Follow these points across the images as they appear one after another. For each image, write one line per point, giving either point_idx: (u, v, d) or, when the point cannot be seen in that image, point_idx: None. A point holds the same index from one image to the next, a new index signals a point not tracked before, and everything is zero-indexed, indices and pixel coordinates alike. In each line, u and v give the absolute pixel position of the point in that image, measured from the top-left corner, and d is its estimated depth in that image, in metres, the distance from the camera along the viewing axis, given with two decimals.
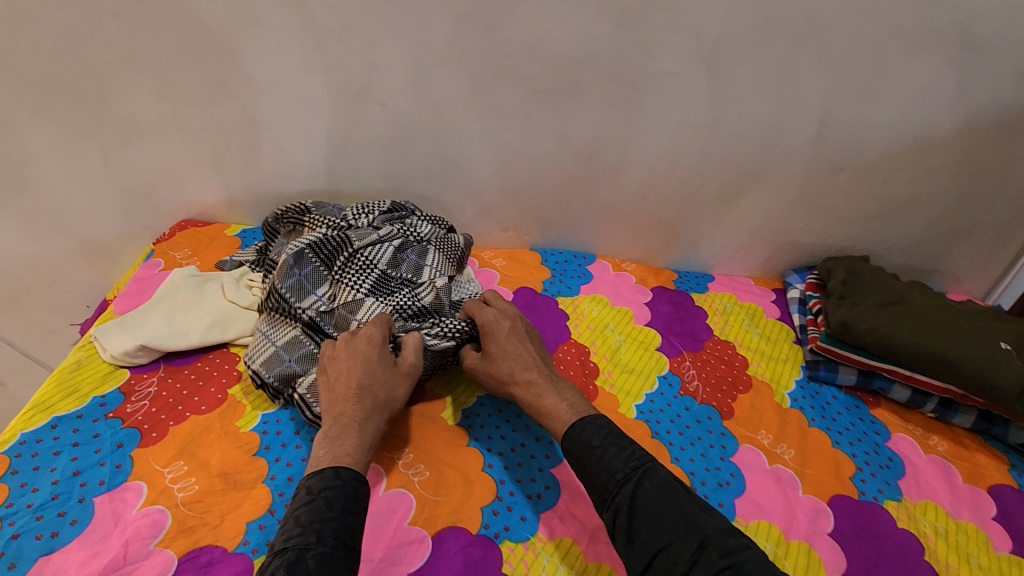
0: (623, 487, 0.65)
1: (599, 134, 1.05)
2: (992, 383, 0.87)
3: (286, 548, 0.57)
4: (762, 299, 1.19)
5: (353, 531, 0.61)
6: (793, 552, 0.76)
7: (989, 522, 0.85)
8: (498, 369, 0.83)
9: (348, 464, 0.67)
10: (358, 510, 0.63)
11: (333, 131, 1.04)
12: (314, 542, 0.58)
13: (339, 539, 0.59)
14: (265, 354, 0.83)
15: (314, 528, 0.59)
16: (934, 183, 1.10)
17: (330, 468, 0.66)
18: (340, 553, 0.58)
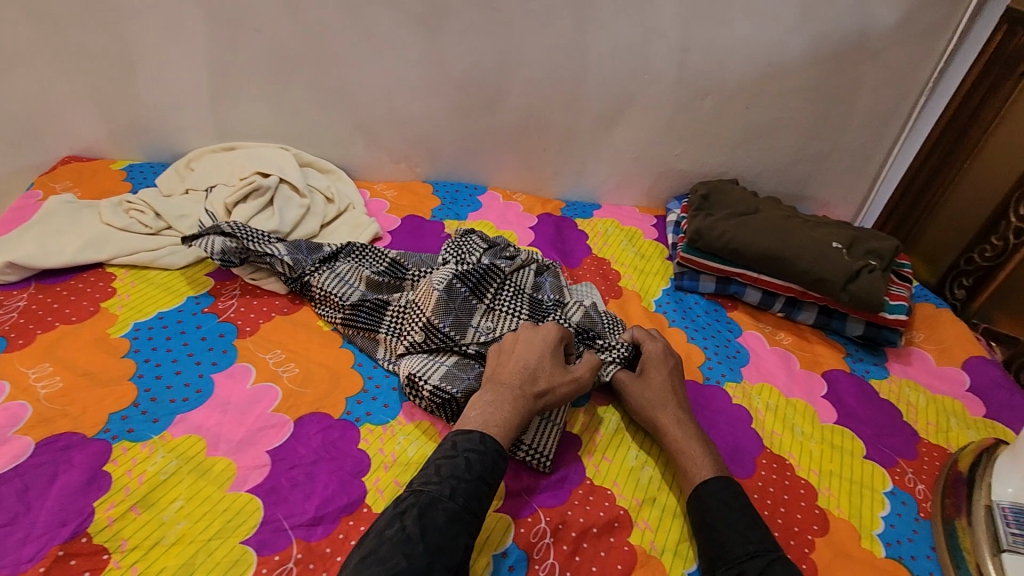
0: (754, 559, 0.61)
1: (475, 61, 1.11)
2: (820, 276, 0.99)
3: (422, 491, 0.59)
4: (643, 223, 1.27)
5: (482, 497, 0.61)
6: (634, 425, 0.83)
7: (819, 399, 0.93)
8: (642, 395, 0.80)
9: (496, 435, 0.66)
10: (493, 481, 0.63)
11: (212, 60, 1.11)
12: (447, 496, 0.58)
13: (469, 503, 0.59)
14: (439, 372, 0.78)
15: (451, 482, 0.60)
16: (792, 108, 1.17)
17: (478, 432, 0.65)
18: (465, 517, 0.58)
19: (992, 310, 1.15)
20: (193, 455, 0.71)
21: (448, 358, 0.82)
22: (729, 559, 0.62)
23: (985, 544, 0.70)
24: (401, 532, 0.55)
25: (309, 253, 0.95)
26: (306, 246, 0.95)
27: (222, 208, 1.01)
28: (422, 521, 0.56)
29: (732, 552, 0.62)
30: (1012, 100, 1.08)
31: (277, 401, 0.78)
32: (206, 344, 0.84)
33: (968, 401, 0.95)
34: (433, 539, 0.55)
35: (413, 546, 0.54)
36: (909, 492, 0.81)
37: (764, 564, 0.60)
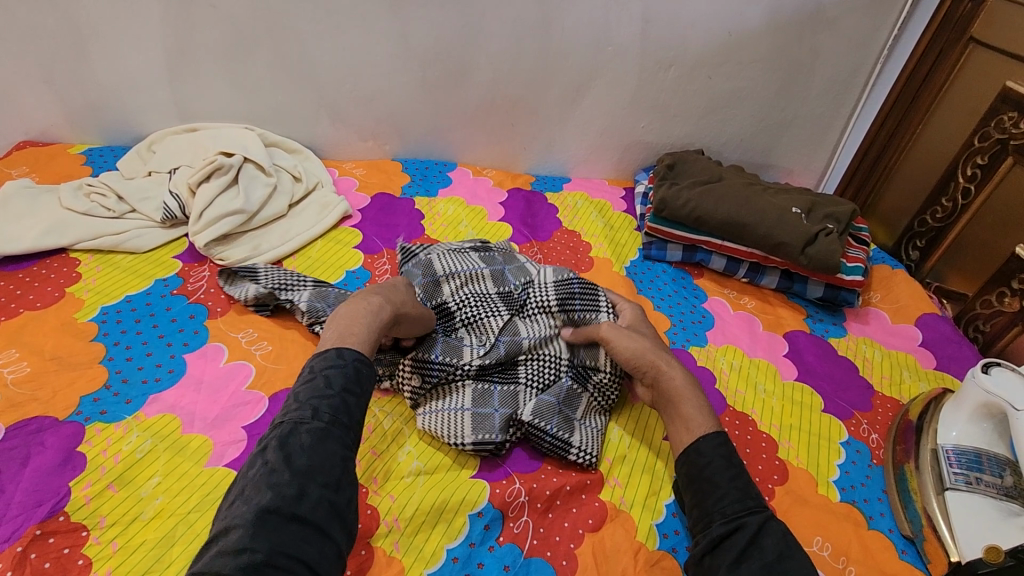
0: (753, 513, 0.61)
1: (439, 35, 1.10)
2: (780, 241, 1.03)
3: (283, 422, 0.57)
4: (612, 195, 1.29)
5: (351, 410, 0.59)
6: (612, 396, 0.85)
7: (781, 358, 0.97)
8: (624, 347, 0.77)
9: (353, 345, 0.64)
10: (359, 392, 0.61)
11: (167, 38, 1.08)
12: (309, 417, 0.57)
13: (336, 416, 0.58)
14: (467, 423, 0.74)
15: (311, 404, 0.58)
16: (753, 77, 1.20)
17: (333, 348, 0.63)
18: (335, 430, 0.57)
19: (943, 269, 1.14)
20: (168, 433, 0.71)
21: (465, 391, 0.77)
22: (728, 514, 0.61)
23: (930, 484, 0.75)
24: (264, 468, 0.53)
25: (335, 300, 0.86)
26: (333, 296, 0.87)
27: (187, 189, 1.00)
28: (285, 450, 0.54)
29: (730, 508, 0.61)
30: (960, 65, 1.10)
31: (252, 378, 0.79)
32: (176, 325, 0.84)
33: (919, 355, 1.00)
34: (300, 463, 0.54)
35: (278, 476, 0.52)
36: (863, 441, 0.85)
37: (760, 521, 0.60)
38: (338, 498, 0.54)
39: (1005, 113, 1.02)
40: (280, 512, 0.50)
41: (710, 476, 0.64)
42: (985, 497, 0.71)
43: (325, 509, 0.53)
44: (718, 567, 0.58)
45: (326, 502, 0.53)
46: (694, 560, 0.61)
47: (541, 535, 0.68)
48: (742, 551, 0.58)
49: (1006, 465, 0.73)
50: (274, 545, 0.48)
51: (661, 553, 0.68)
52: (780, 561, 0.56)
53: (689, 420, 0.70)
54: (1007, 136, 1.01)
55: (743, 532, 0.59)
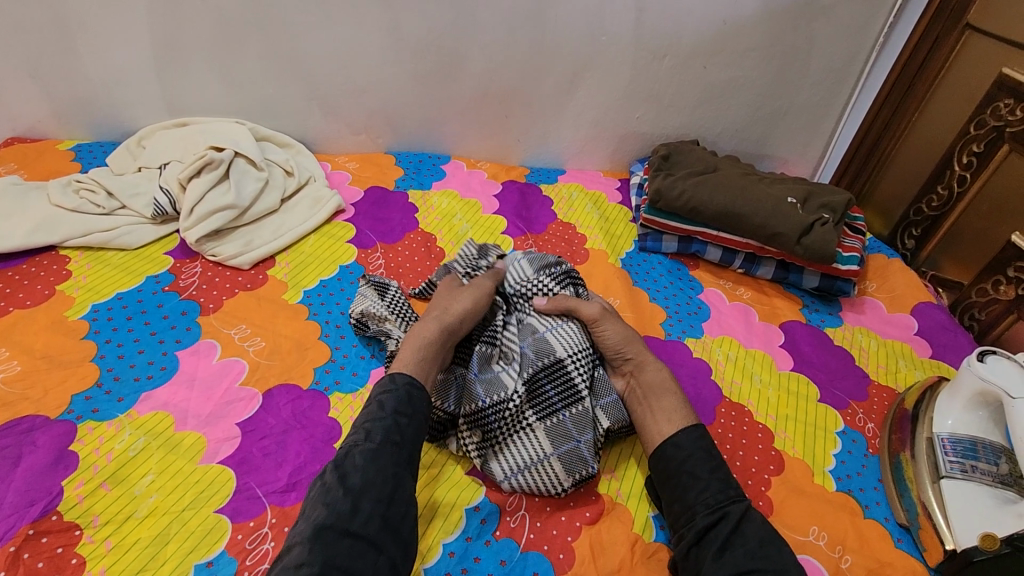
0: (735, 502, 0.63)
1: (431, 26, 1.09)
2: (776, 230, 1.03)
3: (341, 446, 0.61)
4: (607, 187, 1.28)
5: (403, 429, 0.62)
6: None
7: (777, 348, 0.97)
8: (607, 339, 0.81)
9: (404, 371, 0.69)
10: (412, 412, 0.64)
11: (155, 32, 1.07)
12: (363, 439, 0.60)
13: (388, 435, 0.61)
14: (550, 469, 0.70)
15: (364, 426, 0.62)
16: (748, 66, 1.19)
17: (387, 374, 0.68)
18: (387, 449, 0.60)
19: (939, 258, 1.13)
20: (162, 431, 0.71)
21: (529, 439, 0.72)
22: (710, 505, 0.62)
23: (926, 473, 0.75)
24: (321, 487, 0.57)
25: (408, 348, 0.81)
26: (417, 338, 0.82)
27: (177, 185, 0.99)
28: (340, 469, 0.58)
29: (712, 499, 0.63)
30: (956, 51, 1.09)
31: (245, 374, 0.78)
32: (168, 322, 0.84)
33: (915, 344, 1.00)
34: (353, 480, 0.57)
35: (332, 493, 0.56)
36: (859, 430, 0.85)
37: (742, 510, 0.62)
38: (392, 513, 0.56)
39: (1001, 100, 1.01)
40: (334, 528, 0.53)
41: (687, 468, 0.66)
42: (981, 485, 0.71)
43: (379, 524, 0.55)
44: (705, 559, 0.59)
45: (378, 517, 0.55)
46: (680, 554, 0.61)
47: (537, 529, 0.68)
48: (726, 540, 0.59)
49: (1001, 453, 0.73)
50: (327, 560, 0.51)
51: (657, 545, 0.67)
52: (762, 547, 0.59)
53: (671, 412, 0.72)
54: (1004, 123, 1.00)
55: (726, 522, 0.61)
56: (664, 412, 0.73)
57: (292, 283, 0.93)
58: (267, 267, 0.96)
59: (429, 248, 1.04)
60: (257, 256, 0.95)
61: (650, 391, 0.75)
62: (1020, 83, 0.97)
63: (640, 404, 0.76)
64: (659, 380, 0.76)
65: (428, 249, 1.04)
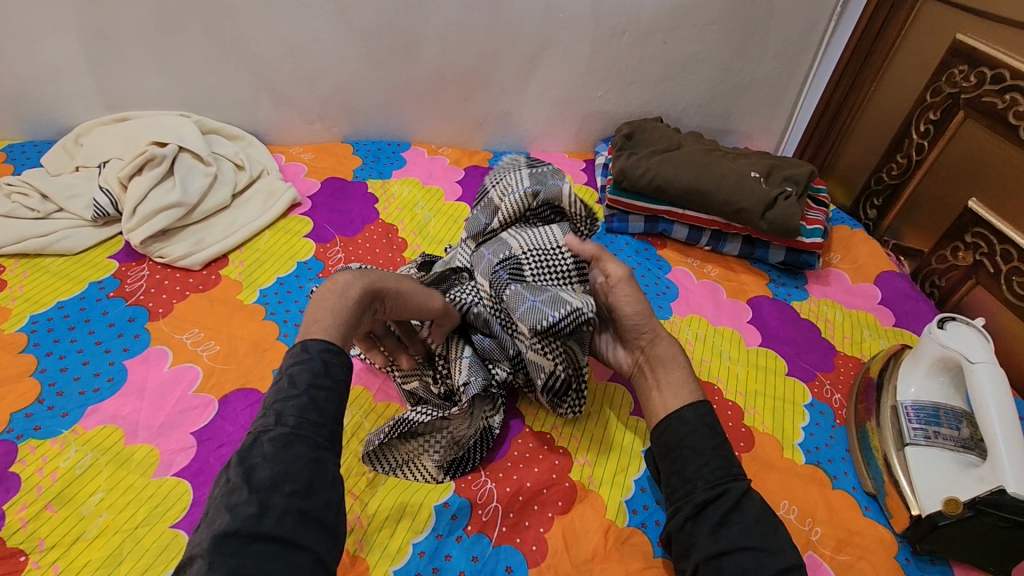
0: (736, 480, 0.61)
1: (381, 7, 1.05)
2: (740, 206, 1.02)
3: (248, 431, 0.50)
4: (571, 168, 1.26)
5: (320, 407, 0.51)
6: (595, 393, 0.81)
7: (744, 325, 0.97)
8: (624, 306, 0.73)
9: (321, 336, 0.55)
10: (330, 383, 0.53)
11: (85, 21, 1.00)
12: (272, 423, 0.50)
13: (305, 416, 0.50)
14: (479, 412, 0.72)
15: (274, 409, 0.51)
16: (708, 40, 1.18)
17: (298, 342, 0.55)
18: (303, 433, 0.50)
19: (900, 227, 1.14)
20: (111, 445, 0.67)
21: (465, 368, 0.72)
22: (711, 481, 0.60)
23: (891, 440, 0.76)
24: (226, 486, 0.47)
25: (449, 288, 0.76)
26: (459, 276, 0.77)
27: (118, 184, 0.94)
28: (246, 464, 0.48)
29: (712, 475, 0.61)
30: (911, 20, 1.10)
31: (199, 381, 0.75)
32: (114, 330, 0.79)
33: (878, 313, 1.01)
34: (262, 475, 0.47)
35: (238, 494, 0.46)
36: (826, 402, 0.86)
37: (744, 489, 0.60)
38: (310, 507, 0.47)
39: (955, 67, 1.01)
40: (238, 534, 0.44)
41: (688, 443, 0.64)
42: (944, 450, 0.72)
43: (296, 519, 0.46)
44: (700, 534, 0.58)
45: (294, 512, 0.46)
46: (676, 525, 0.60)
47: (510, 522, 0.66)
48: (722, 520, 0.58)
49: (962, 418, 0.75)
50: (232, 571, 0.42)
51: (631, 529, 0.67)
52: (758, 525, 0.58)
53: (678, 387, 0.69)
54: (958, 90, 1.01)
55: (726, 498, 0.59)
56: (670, 386, 0.70)
57: (247, 283, 0.90)
58: (220, 266, 0.92)
59: (391, 240, 1.00)
60: (208, 256, 0.91)
61: (659, 363, 0.72)
62: (973, 49, 0.98)
63: (648, 378, 0.73)
64: (671, 354, 0.72)
65: (390, 241, 1.00)
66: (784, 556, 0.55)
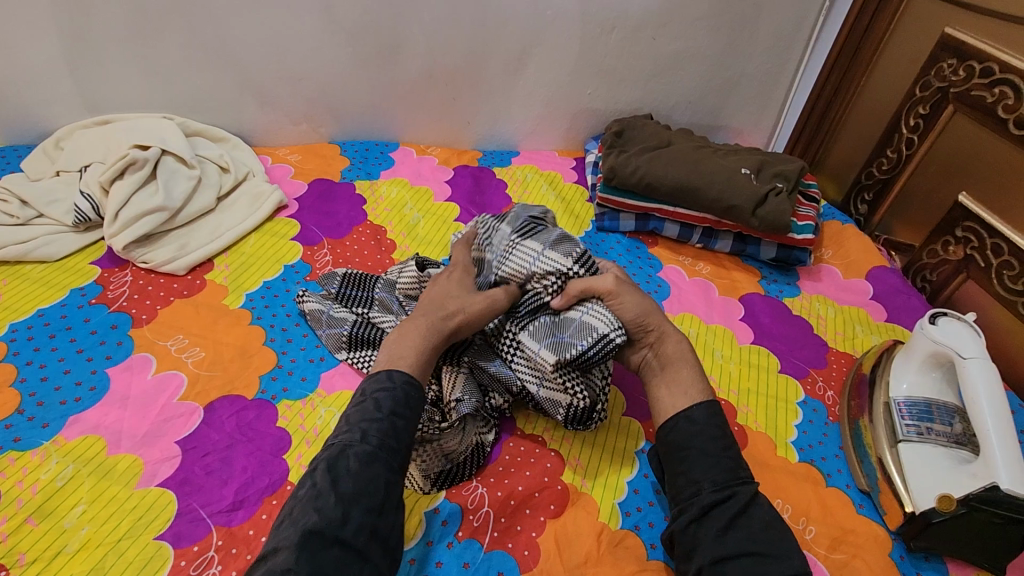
0: (744, 483, 0.60)
1: (366, 5, 1.03)
2: (731, 204, 1.02)
3: (333, 443, 0.55)
4: (562, 167, 1.25)
5: (399, 433, 0.56)
6: None
7: (737, 322, 0.96)
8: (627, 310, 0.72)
9: (403, 368, 0.62)
10: (409, 413, 0.58)
11: (63, 23, 0.98)
12: (358, 440, 0.54)
13: (385, 439, 0.55)
14: (472, 426, 0.72)
15: (360, 426, 0.55)
16: (697, 36, 1.17)
17: (384, 370, 0.61)
18: (383, 455, 0.54)
19: (891, 222, 1.14)
20: (93, 456, 0.66)
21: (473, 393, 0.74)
22: (718, 482, 0.59)
23: (885, 437, 0.75)
24: (311, 489, 0.51)
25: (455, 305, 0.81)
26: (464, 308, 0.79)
27: (99, 189, 0.92)
28: (332, 472, 0.52)
29: (719, 477, 0.60)
30: (899, 14, 1.09)
31: (184, 388, 0.74)
32: (97, 338, 0.78)
33: (871, 308, 1.01)
34: (346, 486, 0.51)
35: (324, 498, 0.50)
36: (819, 399, 0.85)
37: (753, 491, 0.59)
38: (382, 523, 0.51)
39: (944, 60, 1.01)
40: (323, 535, 0.48)
41: (696, 443, 0.63)
42: (937, 446, 0.72)
43: (368, 535, 0.50)
44: (704, 537, 0.57)
45: (370, 527, 0.50)
46: (678, 527, 0.59)
47: (501, 527, 0.65)
48: (730, 521, 0.57)
49: (955, 413, 0.74)
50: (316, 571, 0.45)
51: (624, 532, 0.66)
52: (765, 530, 0.56)
53: (685, 384, 0.68)
54: (948, 83, 1.00)
55: (734, 501, 0.58)
56: (678, 385, 0.69)
57: (232, 287, 0.88)
58: (205, 271, 0.90)
59: (379, 241, 0.99)
60: (192, 261, 0.90)
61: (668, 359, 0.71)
62: (962, 42, 0.97)
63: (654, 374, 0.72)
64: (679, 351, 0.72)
65: (379, 242, 0.99)
66: (790, 562, 0.54)
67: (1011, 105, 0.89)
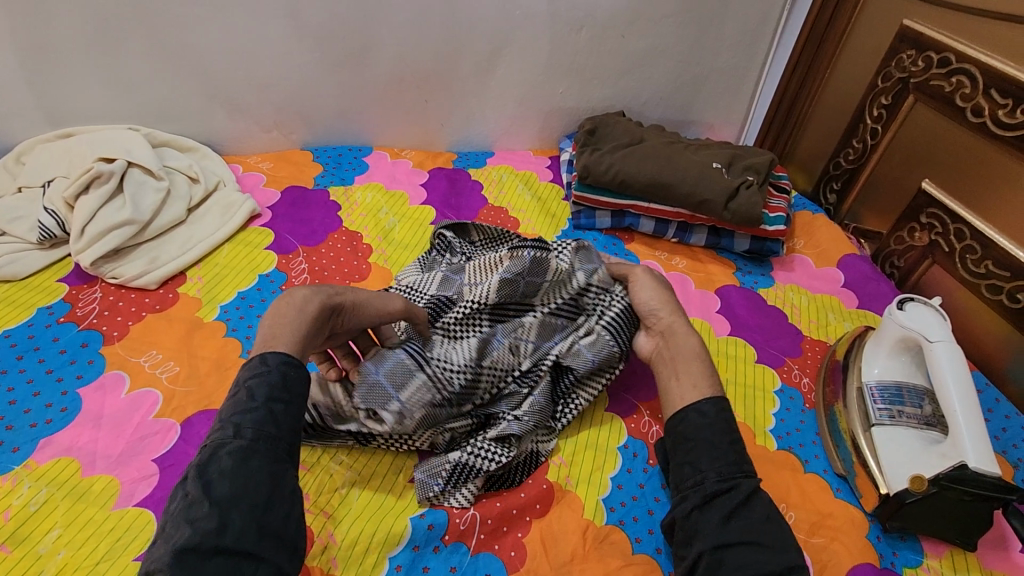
0: (747, 476, 0.61)
1: (333, 9, 1.02)
2: (703, 198, 1.03)
3: (201, 445, 0.49)
4: (537, 166, 1.25)
5: (280, 420, 0.51)
6: None
7: (714, 315, 0.98)
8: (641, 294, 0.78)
9: (279, 348, 0.55)
10: (289, 397, 0.52)
11: (18, 34, 0.95)
12: (230, 437, 0.48)
13: (263, 430, 0.49)
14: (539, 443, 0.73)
15: (232, 422, 0.49)
16: (666, 33, 1.18)
17: (258, 354, 0.54)
18: (260, 446, 0.49)
19: (860, 209, 1.16)
20: (67, 479, 0.64)
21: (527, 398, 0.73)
22: (723, 473, 0.60)
23: (858, 421, 0.77)
24: (183, 500, 0.46)
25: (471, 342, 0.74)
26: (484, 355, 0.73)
27: (64, 205, 0.90)
28: (203, 477, 0.46)
29: (724, 468, 0.60)
30: (860, 7, 1.12)
31: (160, 405, 0.72)
32: (66, 357, 0.76)
33: (843, 296, 1.03)
34: (220, 489, 0.46)
35: (196, 509, 0.45)
36: (795, 387, 0.87)
37: (754, 485, 0.60)
38: (269, 519, 0.46)
39: (904, 51, 1.04)
40: (199, 549, 0.43)
41: (705, 434, 0.63)
42: (907, 428, 0.74)
43: (255, 535, 0.45)
44: (708, 524, 0.58)
45: (254, 527, 0.45)
46: (681, 514, 0.60)
47: (487, 528, 0.66)
48: (734, 511, 0.58)
49: (925, 395, 0.76)
50: None
51: (609, 527, 0.67)
52: (766, 522, 0.57)
53: (695, 379, 0.69)
54: (908, 74, 1.03)
55: (738, 491, 0.59)
56: (690, 376, 0.69)
57: (207, 299, 0.87)
58: (178, 284, 0.89)
59: (355, 247, 0.98)
60: (164, 274, 0.88)
61: (680, 353, 0.72)
62: (921, 34, 1.00)
63: (666, 366, 0.72)
64: (692, 346, 0.72)
65: (354, 248, 0.98)
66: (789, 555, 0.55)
67: (968, 94, 0.92)
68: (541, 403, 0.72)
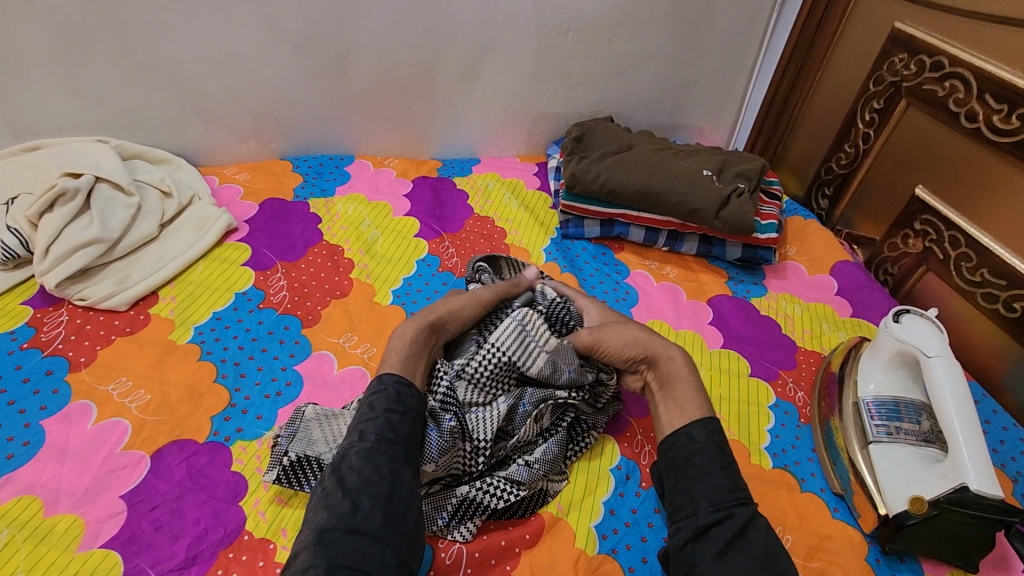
0: (741, 504, 0.59)
1: (310, 15, 0.99)
2: (694, 207, 1.01)
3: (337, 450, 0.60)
4: (524, 173, 1.22)
5: (395, 427, 0.60)
6: None
7: (706, 326, 0.95)
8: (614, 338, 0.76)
9: (391, 370, 0.67)
10: (403, 408, 0.62)
11: None
12: (357, 440, 0.59)
13: (381, 434, 0.59)
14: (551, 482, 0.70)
15: (358, 428, 0.60)
16: (654, 36, 1.15)
17: (375, 375, 0.67)
18: (381, 447, 0.58)
19: (852, 215, 1.14)
20: (28, 520, 0.61)
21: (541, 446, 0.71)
22: (716, 502, 0.59)
23: (855, 438, 0.75)
24: (321, 491, 0.56)
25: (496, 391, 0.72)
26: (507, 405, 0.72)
27: (28, 224, 0.86)
28: (337, 473, 0.56)
29: (718, 497, 0.59)
30: (850, 9, 1.10)
31: (129, 436, 0.69)
32: (30, 387, 0.73)
33: (836, 304, 1.01)
34: (352, 481, 0.55)
35: (333, 495, 0.54)
36: (790, 401, 0.85)
37: (749, 514, 0.58)
38: (393, 508, 0.55)
39: (896, 55, 1.02)
40: (337, 527, 0.52)
41: (696, 461, 0.63)
42: (906, 446, 0.72)
43: (382, 520, 0.54)
44: (704, 557, 0.56)
45: (380, 512, 0.54)
46: (676, 546, 0.58)
47: (476, 562, 0.63)
48: (729, 543, 0.56)
49: (923, 411, 0.74)
50: (330, 559, 0.50)
51: (602, 557, 0.64)
52: (768, 556, 0.55)
53: (683, 402, 0.69)
54: (899, 78, 1.01)
55: (732, 522, 0.57)
56: (676, 402, 0.70)
57: (180, 320, 0.83)
58: (149, 304, 0.85)
59: (337, 262, 0.95)
60: (134, 295, 0.84)
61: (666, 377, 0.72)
62: (913, 37, 0.98)
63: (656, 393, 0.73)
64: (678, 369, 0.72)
65: (335, 264, 0.95)
66: None
67: (962, 98, 0.90)
68: (554, 451, 0.70)
